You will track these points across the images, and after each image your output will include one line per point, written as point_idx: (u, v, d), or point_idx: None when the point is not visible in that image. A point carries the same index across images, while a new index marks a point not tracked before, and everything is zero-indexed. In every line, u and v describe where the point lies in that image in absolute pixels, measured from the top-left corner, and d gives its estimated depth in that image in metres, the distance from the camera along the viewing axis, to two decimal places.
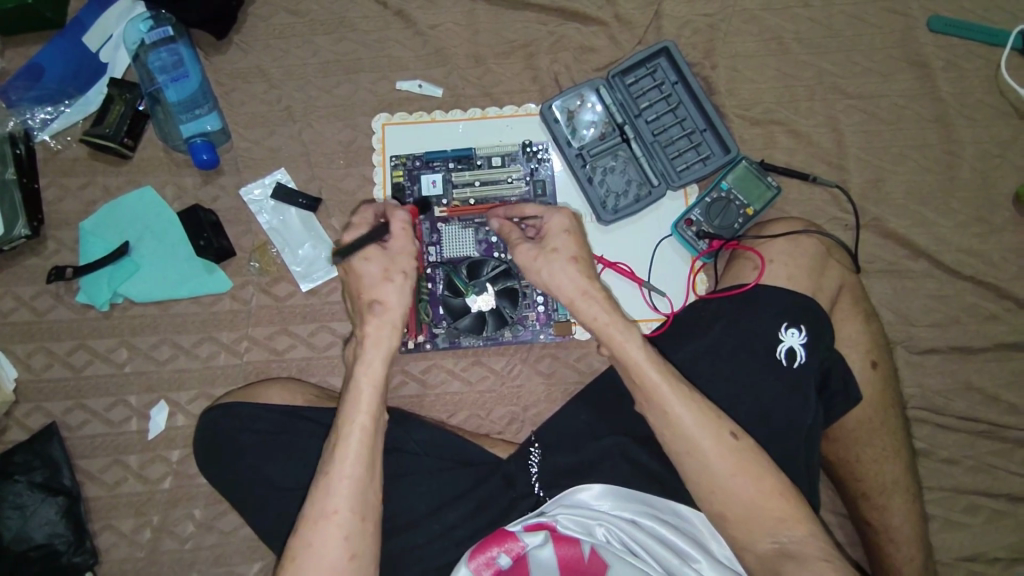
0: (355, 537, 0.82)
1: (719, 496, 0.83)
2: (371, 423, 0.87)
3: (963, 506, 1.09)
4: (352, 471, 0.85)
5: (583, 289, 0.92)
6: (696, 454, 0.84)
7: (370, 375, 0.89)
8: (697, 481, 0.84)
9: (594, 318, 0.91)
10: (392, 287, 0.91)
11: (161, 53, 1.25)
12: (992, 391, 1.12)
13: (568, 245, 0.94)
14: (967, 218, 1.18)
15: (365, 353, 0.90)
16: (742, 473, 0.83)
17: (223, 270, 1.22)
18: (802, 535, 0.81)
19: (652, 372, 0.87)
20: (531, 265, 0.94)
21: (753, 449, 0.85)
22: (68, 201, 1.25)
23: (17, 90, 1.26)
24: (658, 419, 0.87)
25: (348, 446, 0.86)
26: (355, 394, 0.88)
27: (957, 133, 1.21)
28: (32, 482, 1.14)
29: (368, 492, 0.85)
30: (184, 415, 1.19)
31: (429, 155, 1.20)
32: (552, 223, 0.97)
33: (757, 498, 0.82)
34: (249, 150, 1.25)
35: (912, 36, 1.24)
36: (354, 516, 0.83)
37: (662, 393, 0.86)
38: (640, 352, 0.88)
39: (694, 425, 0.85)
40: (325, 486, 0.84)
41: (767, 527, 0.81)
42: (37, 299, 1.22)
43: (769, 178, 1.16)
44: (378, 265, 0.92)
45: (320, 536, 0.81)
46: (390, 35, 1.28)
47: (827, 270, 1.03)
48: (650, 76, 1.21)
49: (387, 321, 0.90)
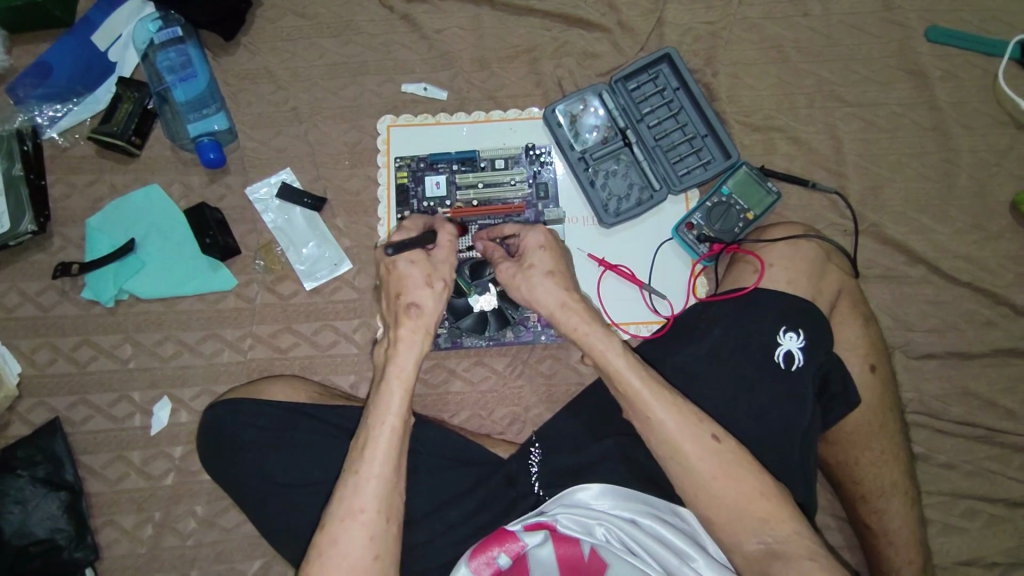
0: (379, 537, 0.83)
1: (704, 497, 0.85)
2: (400, 424, 0.88)
3: (960, 511, 1.10)
4: (380, 470, 0.86)
5: (561, 302, 0.94)
6: (679, 457, 0.86)
7: (401, 376, 0.89)
8: (681, 481, 0.86)
9: (574, 329, 0.93)
10: (432, 291, 0.92)
11: (170, 53, 1.27)
12: (989, 396, 1.14)
13: (543, 261, 0.96)
14: (964, 225, 1.20)
15: (398, 354, 0.90)
16: (724, 476, 0.84)
17: (228, 269, 1.23)
18: (787, 534, 0.81)
19: (635, 381, 0.89)
20: (511, 283, 0.97)
21: (736, 452, 0.86)
22: (75, 198, 1.27)
23: (25, 87, 1.28)
24: (640, 425, 0.89)
25: (376, 447, 0.86)
26: (385, 395, 0.89)
27: (954, 142, 1.22)
28: (34, 476, 1.14)
29: (394, 492, 0.86)
30: (187, 412, 1.19)
31: (433, 156, 1.22)
32: (529, 239, 0.97)
33: (741, 500, 0.83)
34: (256, 150, 1.27)
35: (910, 46, 1.26)
36: (380, 516, 0.84)
37: (642, 400, 0.88)
38: (619, 360, 0.90)
39: (677, 431, 0.87)
40: (354, 485, 0.85)
41: (751, 529, 0.82)
42: (43, 295, 1.23)
43: (768, 184, 1.18)
44: (420, 268, 0.93)
45: (346, 534, 0.82)
46: (396, 39, 1.30)
47: (826, 275, 1.04)
48: (652, 81, 1.23)
49: (424, 325, 0.91)
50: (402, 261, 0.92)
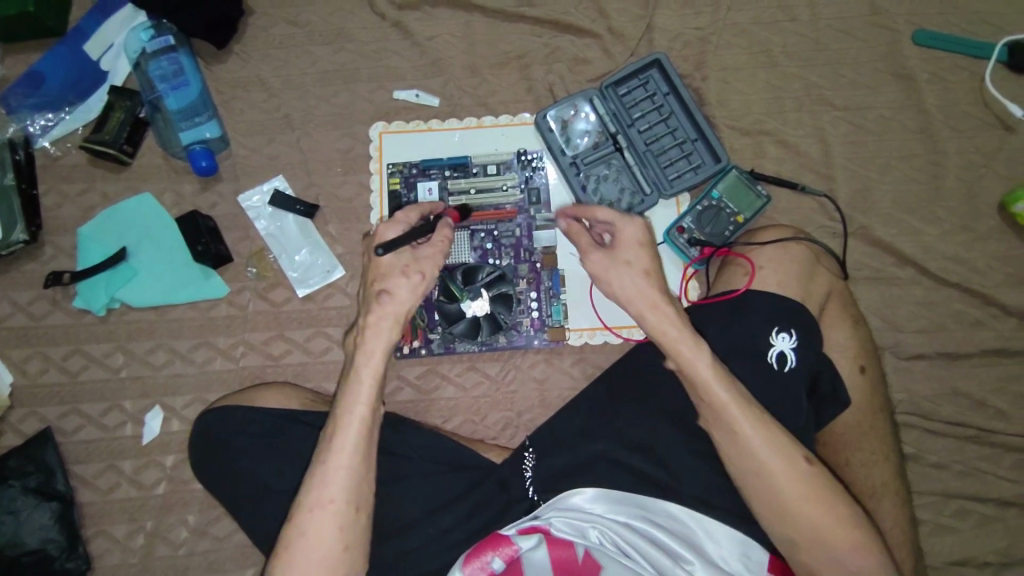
0: (348, 528, 0.83)
1: (790, 524, 0.85)
2: (369, 413, 0.88)
3: (952, 511, 1.11)
4: (348, 460, 0.85)
5: (653, 302, 0.93)
6: (767, 480, 0.86)
7: (370, 366, 0.89)
8: (767, 506, 0.86)
9: (662, 331, 0.91)
10: (405, 281, 0.91)
11: (161, 62, 1.26)
12: (980, 396, 1.14)
13: (639, 258, 0.95)
14: (952, 227, 1.21)
15: (367, 344, 0.89)
16: (813, 503, 0.85)
17: (220, 276, 1.23)
18: (871, 566, 0.84)
19: (722, 391, 0.88)
20: (600, 275, 0.96)
21: (827, 478, 0.87)
22: (66, 207, 1.26)
23: (17, 96, 1.27)
24: (724, 441, 0.88)
25: (345, 435, 0.86)
26: (353, 385, 0.88)
27: (941, 144, 1.23)
28: (26, 486, 1.14)
29: (363, 482, 0.86)
30: (179, 420, 1.19)
31: (425, 162, 1.23)
32: (625, 233, 0.97)
33: (835, 527, 0.85)
34: (248, 157, 1.27)
35: (898, 49, 1.27)
36: (348, 506, 0.84)
37: (729, 414, 0.87)
38: (708, 369, 0.89)
39: (766, 452, 0.86)
40: (321, 475, 0.85)
41: (838, 558, 0.84)
42: (34, 304, 1.23)
43: (759, 187, 1.18)
44: (398, 259, 0.92)
45: (314, 524, 0.83)
46: (388, 46, 1.31)
47: (816, 277, 1.05)
48: (642, 87, 1.24)
49: (395, 314, 0.90)
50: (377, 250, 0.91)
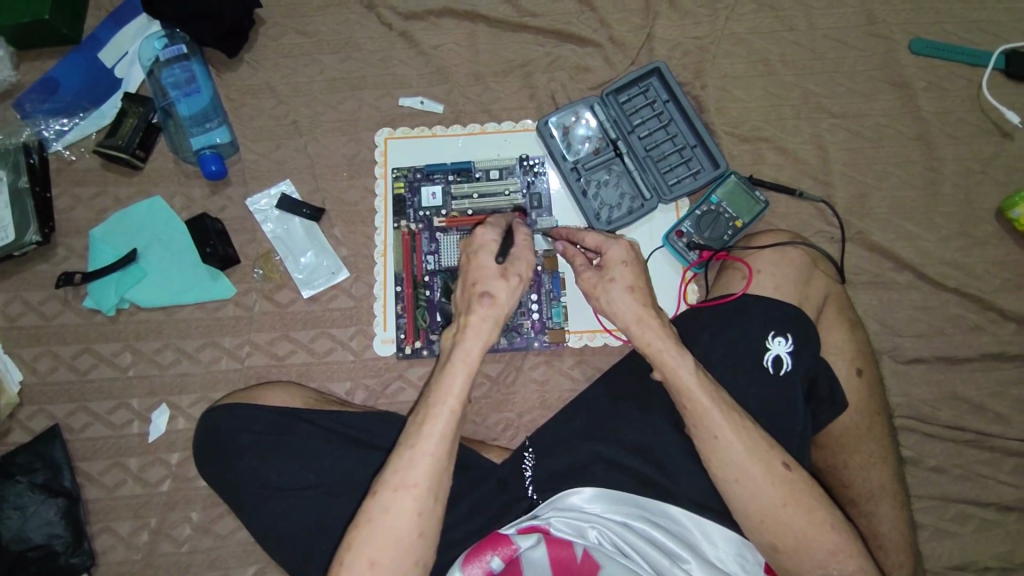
0: (425, 514, 0.84)
1: (772, 523, 0.86)
2: (460, 408, 0.88)
3: (952, 516, 1.11)
4: (435, 450, 0.86)
5: (639, 316, 0.94)
6: (746, 482, 0.87)
7: (466, 363, 0.89)
8: (745, 508, 0.87)
9: (648, 343, 0.93)
10: (506, 285, 0.91)
11: (174, 70, 1.30)
12: (978, 401, 1.15)
13: (624, 274, 0.96)
14: (950, 232, 1.22)
15: (466, 340, 0.90)
16: (793, 504, 0.86)
17: (227, 277, 1.26)
18: (853, 569, 0.85)
19: (703, 399, 0.89)
20: (591, 291, 0.98)
21: (806, 481, 0.88)
22: (79, 210, 1.30)
23: (32, 102, 1.32)
24: (704, 444, 0.89)
25: (435, 425, 0.87)
26: (449, 379, 0.89)
27: (938, 151, 1.25)
28: (33, 482, 1.16)
29: (445, 475, 0.86)
30: (184, 418, 1.21)
31: (429, 167, 1.26)
32: (612, 252, 0.98)
33: (809, 529, 0.86)
34: (256, 162, 1.30)
35: (894, 58, 1.29)
36: (429, 494, 0.84)
37: (712, 420, 0.89)
38: (691, 377, 0.90)
39: (746, 457, 0.87)
40: (409, 459, 0.85)
41: (818, 559, 0.85)
42: (45, 304, 1.26)
43: (757, 192, 1.20)
44: (496, 260, 0.92)
45: (396, 505, 0.83)
46: (393, 55, 1.34)
47: (813, 280, 1.06)
48: (643, 94, 1.26)
49: (494, 315, 0.90)
50: (482, 253, 0.92)
